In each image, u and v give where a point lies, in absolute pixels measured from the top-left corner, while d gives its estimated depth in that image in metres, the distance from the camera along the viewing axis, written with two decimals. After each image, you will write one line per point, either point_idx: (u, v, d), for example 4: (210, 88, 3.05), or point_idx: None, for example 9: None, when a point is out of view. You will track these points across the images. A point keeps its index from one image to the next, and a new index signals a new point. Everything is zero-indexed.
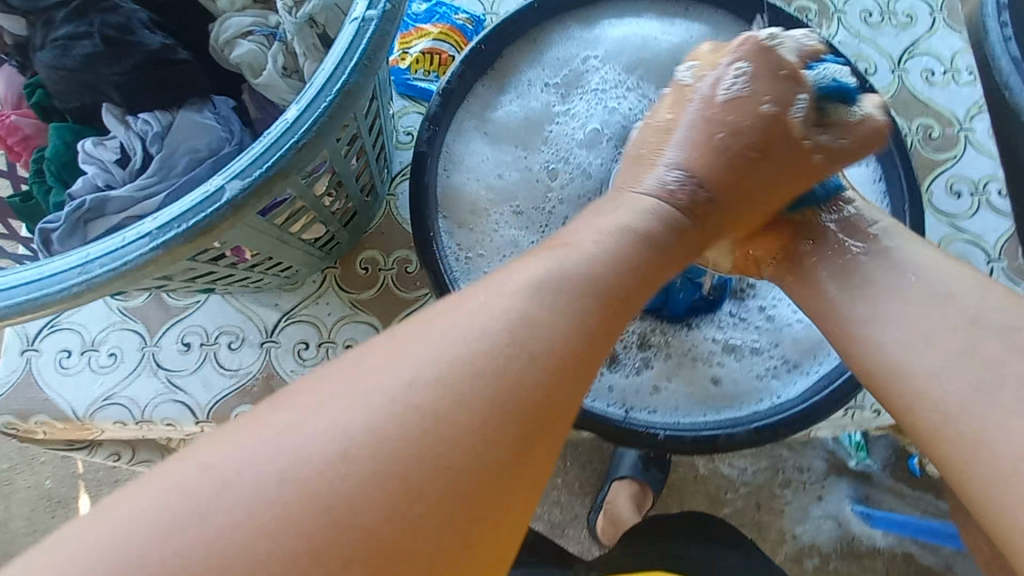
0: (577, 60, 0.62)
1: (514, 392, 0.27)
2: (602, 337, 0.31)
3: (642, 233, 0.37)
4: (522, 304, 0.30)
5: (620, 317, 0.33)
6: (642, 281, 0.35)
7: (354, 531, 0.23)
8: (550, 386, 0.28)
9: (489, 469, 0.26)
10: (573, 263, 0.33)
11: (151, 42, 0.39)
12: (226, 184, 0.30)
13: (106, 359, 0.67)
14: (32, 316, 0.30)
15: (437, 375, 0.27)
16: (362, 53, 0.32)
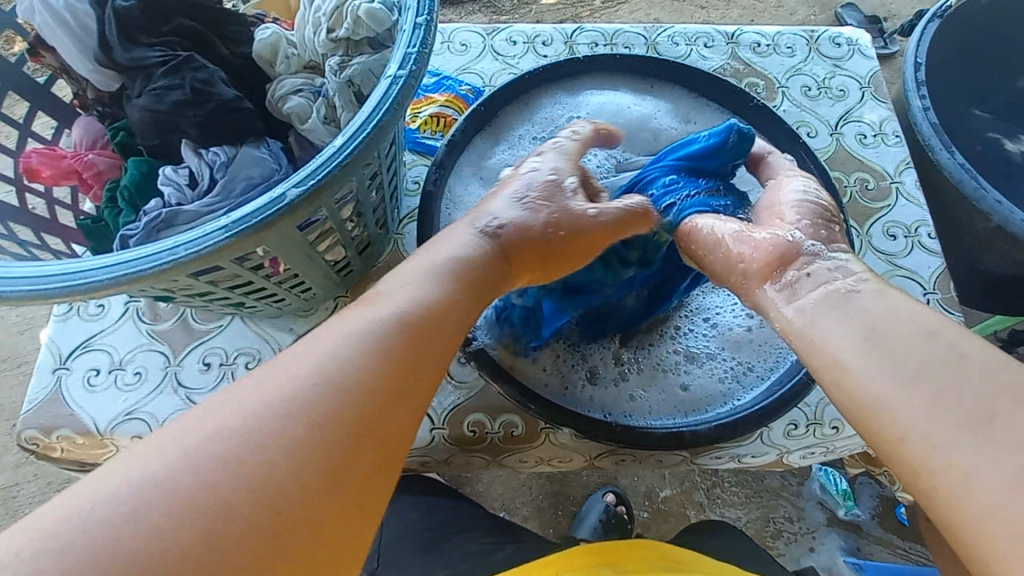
0: (561, 120, 0.74)
1: (321, 425, 0.35)
2: (396, 369, 0.39)
3: (458, 272, 0.48)
4: (330, 360, 0.38)
5: (428, 349, 0.42)
6: (443, 318, 0.45)
7: (335, 495, 0.34)
8: (368, 408, 0.37)
9: (363, 439, 0.36)
10: (376, 313, 0.42)
11: (226, 93, 0.48)
12: (288, 190, 0.39)
13: (131, 377, 0.73)
14: (123, 288, 0.38)
15: (281, 418, 0.34)
16: (394, 100, 0.43)
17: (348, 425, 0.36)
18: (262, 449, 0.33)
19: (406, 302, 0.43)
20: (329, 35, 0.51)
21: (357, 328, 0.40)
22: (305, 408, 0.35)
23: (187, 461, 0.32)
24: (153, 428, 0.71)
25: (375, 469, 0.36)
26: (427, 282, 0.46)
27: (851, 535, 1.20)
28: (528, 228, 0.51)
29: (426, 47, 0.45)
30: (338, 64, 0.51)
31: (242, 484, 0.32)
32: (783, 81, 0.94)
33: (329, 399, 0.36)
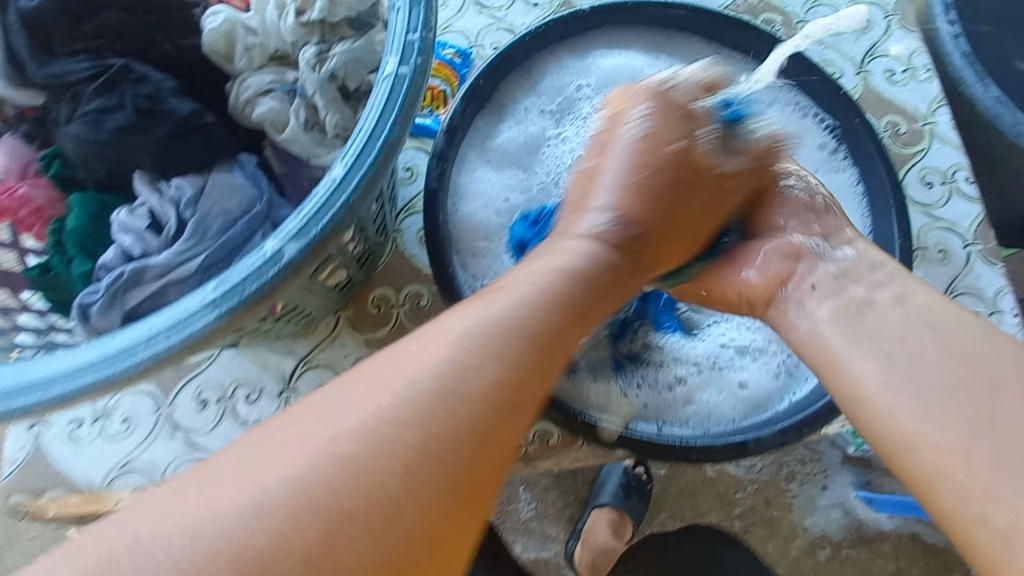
0: (570, 88, 0.65)
1: (453, 439, 0.28)
2: (545, 359, 0.32)
3: (597, 269, 0.38)
4: (455, 352, 0.30)
5: (572, 340, 0.34)
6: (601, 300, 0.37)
7: (446, 531, 0.26)
8: (486, 416, 0.29)
9: (477, 459, 0.28)
10: (505, 310, 0.33)
11: (181, 110, 0.39)
12: (285, 245, 0.31)
13: (120, 425, 0.65)
14: (101, 393, 0.30)
15: (395, 406, 0.28)
16: (400, 107, 0.34)
17: (480, 438, 0.28)
18: (374, 463, 0.26)
19: (538, 292, 0.35)
20: (299, 17, 0.41)
21: (487, 322, 0.32)
22: (403, 415, 0.27)
23: (298, 467, 0.25)
24: (154, 480, 0.64)
25: (495, 472, 0.29)
26: (553, 272, 0.36)
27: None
28: (651, 203, 0.42)
29: (429, 31, 0.36)
30: (316, 56, 0.41)
31: (351, 508, 0.25)
32: (802, 15, 0.85)
33: (436, 400, 0.28)
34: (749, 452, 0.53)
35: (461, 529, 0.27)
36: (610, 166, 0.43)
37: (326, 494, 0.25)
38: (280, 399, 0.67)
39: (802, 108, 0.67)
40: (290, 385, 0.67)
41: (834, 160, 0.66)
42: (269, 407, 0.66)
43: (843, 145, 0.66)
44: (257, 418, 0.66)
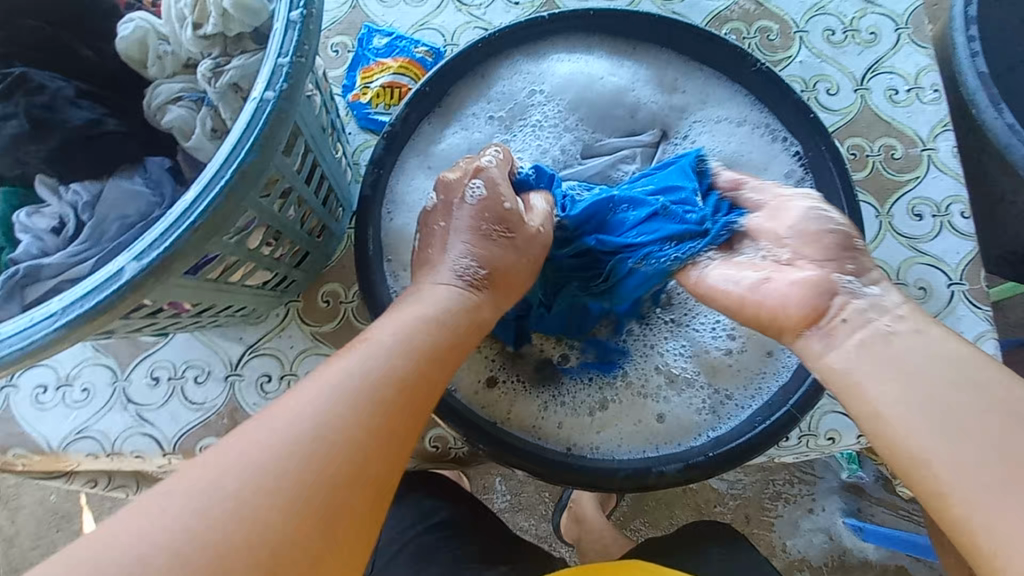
0: (522, 95, 0.63)
1: (325, 462, 0.35)
2: (400, 400, 0.40)
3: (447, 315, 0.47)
4: (344, 386, 0.38)
5: (413, 410, 0.40)
6: (451, 347, 0.46)
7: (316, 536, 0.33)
8: (366, 436, 0.37)
9: (348, 462, 0.36)
10: (390, 338, 0.43)
11: (74, 119, 0.41)
12: (127, 264, 0.32)
13: (80, 394, 0.70)
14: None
15: (283, 440, 0.35)
16: (259, 133, 0.34)
17: (342, 463, 0.35)
18: (269, 490, 0.33)
19: (386, 350, 0.42)
20: (197, 31, 0.41)
21: (343, 378, 0.39)
22: (290, 448, 0.35)
23: (220, 479, 0.33)
24: (105, 447, 0.68)
25: (377, 478, 0.37)
26: (406, 327, 0.44)
27: (853, 496, 1.15)
28: (498, 260, 0.51)
29: (302, 57, 0.35)
30: (213, 70, 0.42)
31: (248, 516, 0.32)
32: (802, 24, 0.79)
33: (329, 429, 0.36)
34: (651, 486, 0.52)
35: (353, 537, 0.35)
36: (453, 245, 0.52)
37: (246, 504, 0.32)
38: (226, 383, 0.70)
39: (771, 130, 0.62)
40: (237, 371, 0.70)
41: (798, 189, 0.60)
42: (215, 389, 0.70)
43: (808, 174, 0.60)
44: (205, 399, 0.69)
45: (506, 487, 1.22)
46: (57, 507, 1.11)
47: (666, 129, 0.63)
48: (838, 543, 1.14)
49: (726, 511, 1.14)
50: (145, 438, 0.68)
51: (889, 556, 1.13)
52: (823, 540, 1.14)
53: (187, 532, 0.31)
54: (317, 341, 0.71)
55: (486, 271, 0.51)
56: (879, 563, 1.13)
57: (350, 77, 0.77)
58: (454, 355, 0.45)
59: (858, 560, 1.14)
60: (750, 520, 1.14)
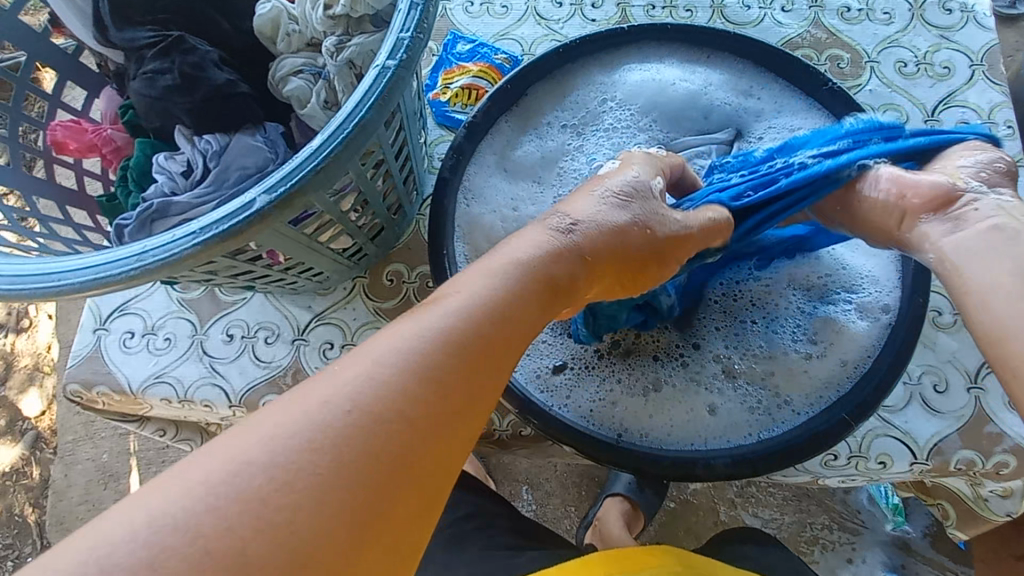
0: (595, 100, 0.67)
1: (393, 424, 0.28)
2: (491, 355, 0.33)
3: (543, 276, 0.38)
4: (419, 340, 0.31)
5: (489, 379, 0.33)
6: (535, 314, 0.37)
7: (393, 488, 0.27)
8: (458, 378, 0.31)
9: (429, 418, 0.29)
10: (483, 292, 0.35)
11: (217, 78, 0.47)
12: (258, 196, 0.37)
13: (162, 342, 0.76)
14: (39, 301, 0.38)
15: (358, 395, 0.28)
16: (379, 94, 0.39)
17: (427, 408, 0.29)
18: (344, 436, 0.27)
19: (477, 295, 0.35)
20: (326, 11, 0.47)
21: (451, 311, 0.33)
22: (381, 386, 0.29)
23: (286, 429, 0.27)
24: (177, 393, 0.74)
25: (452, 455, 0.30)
26: (509, 267, 0.38)
27: (897, 551, 1.07)
28: (617, 239, 0.43)
29: (421, 32, 0.40)
30: (335, 45, 0.47)
31: (323, 461, 0.26)
32: (874, 54, 0.80)
33: (418, 372, 0.30)
34: (696, 477, 0.53)
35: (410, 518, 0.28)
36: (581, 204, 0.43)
37: (321, 452, 0.27)
38: (292, 346, 0.75)
39: None
40: (303, 336, 0.75)
41: None
42: (281, 351, 0.74)
43: None
44: (271, 359, 0.74)
45: (533, 496, 1.21)
46: (109, 465, 1.18)
47: (741, 129, 0.65)
48: None
49: None
50: (214, 389, 0.74)
51: None
52: None
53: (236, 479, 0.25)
54: (378, 316, 0.76)
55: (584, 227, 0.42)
56: None
57: (433, 77, 0.83)
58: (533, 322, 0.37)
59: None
60: None
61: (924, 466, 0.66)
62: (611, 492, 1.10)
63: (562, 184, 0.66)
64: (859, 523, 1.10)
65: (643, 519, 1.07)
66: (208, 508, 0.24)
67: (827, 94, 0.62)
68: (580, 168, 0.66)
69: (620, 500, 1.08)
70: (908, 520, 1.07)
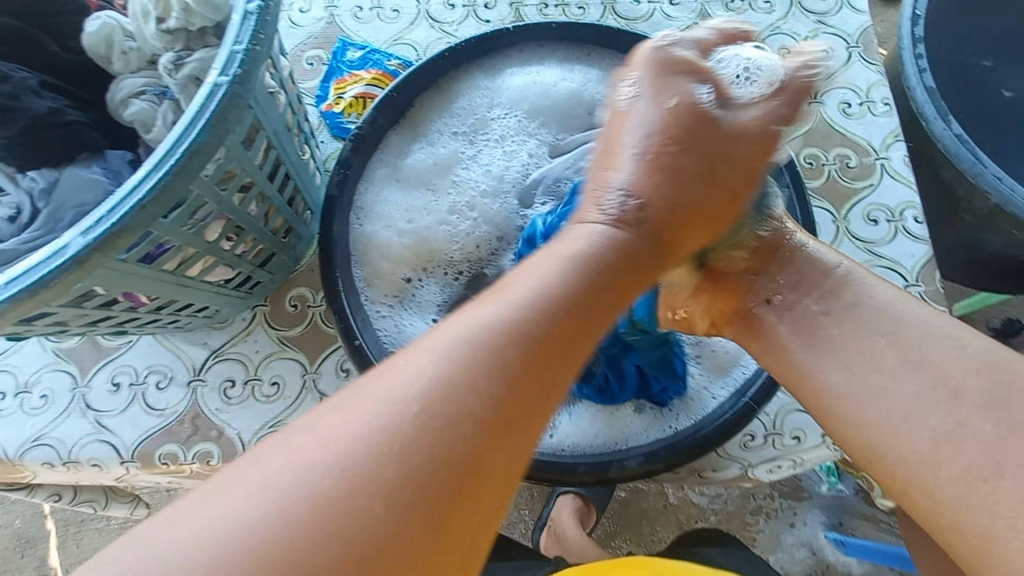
0: (482, 108, 0.65)
1: (426, 482, 0.25)
2: (527, 385, 0.29)
3: (586, 258, 0.36)
4: (437, 370, 0.28)
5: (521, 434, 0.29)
6: (578, 316, 0.33)
7: (436, 532, 0.25)
8: (482, 404, 0.28)
9: (477, 464, 0.27)
10: (527, 299, 0.32)
11: (37, 107, 0.42)
12: (75, 238, 0.33)
13: (38, 401, 0.68)
14: None
15: (376, 445, 0.25)
16: (212, 115, 0.35)
17: (483, 422, 0.27)
18: (359, 477, 0.25)
19: (542, 292, 0.33)
20: (159, 25, 0.42)
21: (460, 337, 0.29)
22: (421, 418, 0.26)
23: (304, 467, 0.25)
24: (61, 455, 0.67)
25: (491, 506, 0.27)
26: (574, 263, 0.35)
27: (835, 510, 1.13)
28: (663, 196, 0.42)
29: (257, 45, 0.37)
30: (173, 62, 0.43)
31: (377, 506, 0.24)
32: (759, 42, 0.83)
33: (445, 403, 0.27)
34: (611, 478, 0.53)
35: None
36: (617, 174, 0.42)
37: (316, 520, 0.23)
38: (189, 388, 0.69)
39: None
40: (200, 376, 0.69)
41: None
42: (177, 395, 0.69)
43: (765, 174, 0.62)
44: (167, 405, 0.68)
45: None
46: (17, 534, 1.06)
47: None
48: (822, 558, 1.11)
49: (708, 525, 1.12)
50: (104, 445, 0.67)
51: (872, 570, 1.11)
52: (806, 555, 1.12)
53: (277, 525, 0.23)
54: (284, 345, 0.71)
55: (641, 205, 0.41)
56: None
57: (324, 88, 0.79)
58: (583, 334, 0.33)
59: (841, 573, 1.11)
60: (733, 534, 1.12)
61: (835, 437, 0.68)
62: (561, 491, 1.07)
63: (459, 196, 0.63)
64: (798, 489, 1.14)
65: (595, 513, 1.07)
66: None
67: None
68: (475, 177, 0.64)
69: (572, 496, 1.06)
70: (841, 480, 1.13)
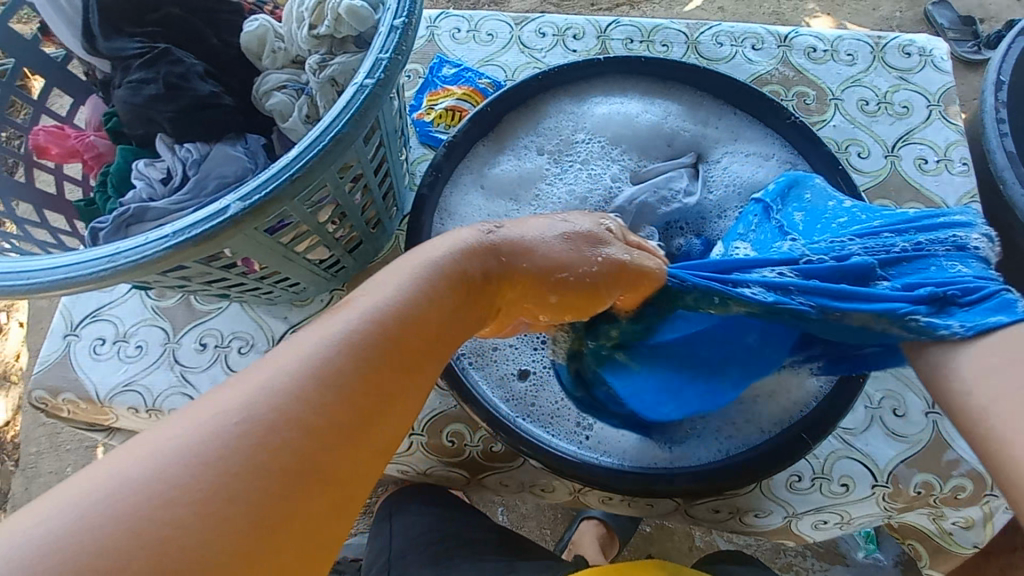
0: (567, 130, 0.69)
1: (289, 443, 0.29)
2: (381, 381, 0.33)
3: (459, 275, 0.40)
4: (318, 358, 0.32)
5: (377, 415, 0.33)
6: (438, 326, 0.38)
7: (298, 484, 0.28)
8: (362, 390, 0.32)
9: (339, 441, 0.30)
10: (386, 310, 0.36)
11: (199, 89, 0.49)
12: (233, 203, 0.38)
13: (133, 350, 0.75)
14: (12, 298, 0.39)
15: (248, 414, 0.29)
16: (355, 111, 0.41)
17: (344, 414, 0.31)
18: (257, 431, 0.29)
19: (382, 307, 0.35)
20: (311, 31, 0.49)
21: (347, 326, 0.34)
22: (276, 405, 0.29)
23: (220, 414, 0.29)
24: (146, 402, 0.73)
25: (360, 480, 0.31)
26: (441, 275, 0.40)
27: None
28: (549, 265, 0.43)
29: (399, 54, 0.42)
30: (318, 63, 0.49)
31: (246, 456, 0.28)
32: (837, 92, 0.85)
33: (315, 379, 0.31)
34: (658, 492, 0.55)
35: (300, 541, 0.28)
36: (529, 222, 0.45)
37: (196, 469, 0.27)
38: (266, 356, 0.75)
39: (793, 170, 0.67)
40: (277, 347, 0.75)
41: None
42: (254, 361, 0.74)
43: None
44: (244, 369, 0.74)
45: (509, 518, 1.19)
46: (73, 478, 1.14)
47: (703, 152, 0.69)
48: None
49: None
50: (184, 398, 0.73)
51: None
52: None
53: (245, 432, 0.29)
54: None
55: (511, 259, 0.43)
56: None
57: (418, 98, 0.85)
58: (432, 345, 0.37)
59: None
60: None
61: (884, 489, 0.67)
62: (587, 515, 1.08)
63: (537, 210, 0.67)
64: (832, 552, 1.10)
65: (617, 543, 1.07)
66: (189, 505, 0.26)
67: (774, 123, 0.68)
68: (556, 193, 0.67)
69: (596, 523, 1.07)
70: None
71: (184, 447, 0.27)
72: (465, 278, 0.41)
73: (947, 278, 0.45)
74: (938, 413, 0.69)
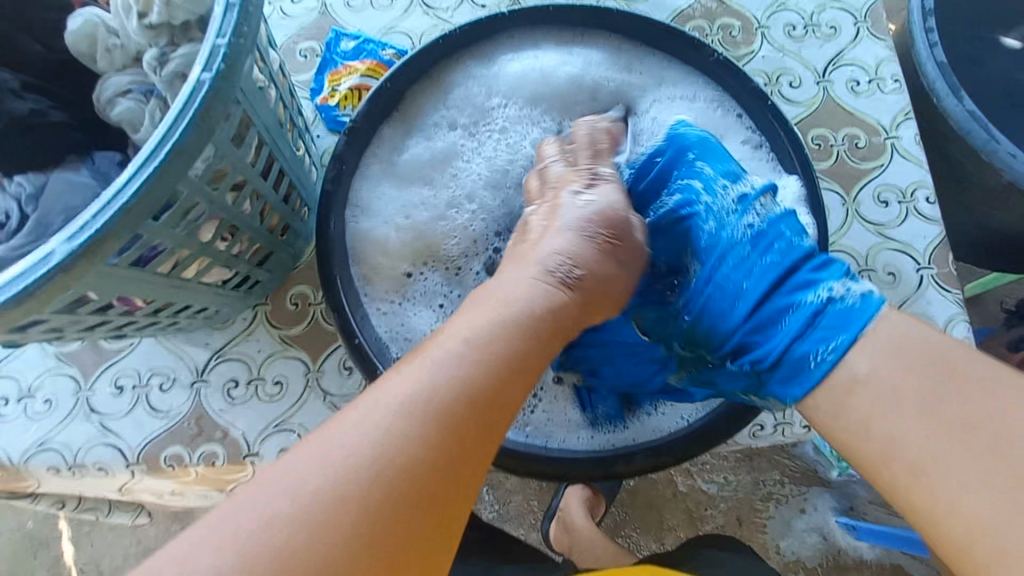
0: (479, 98, 0.63)
1: (362, 502, 0.30)
2: (469, 432, 0.34)
3: (552, 296, 0.43)
4: (380, 426, 0.32)
5: (460, 470, 0.33)
6: (536, 349, 0.39)
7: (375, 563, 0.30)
8: (422, 453, 0.32)
9: (415, 497, 0.31)
10: (460, 349, 0.36)
11: (19, 109, 0.42)
12: (58, 245, 0.32)
13: (42, 406, 0.68)
14: None
15: (320, 486, 0.30)
16: (195, 113, 0.34)
17: (420, 471, 0.32)
18: (316, 513, 0.29)
19: (464, 364, 0.35)
20: (142, 20, 0.41)
21: (438, 375, 0.35)
22: (378, 455, 0.32)
23: (289, 506, 0.30)
24: (67, 460, 0.66)
25: (443, 530, 0.32)
26: (523, 305, 0.40)
27: (846, 494, 1.11)
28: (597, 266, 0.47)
29: (240, 37, 0.36)
30: (158, 58, 0.41)
31: (317, 521, 0.29)
32: (764, 19, 0.80)
33: (407, 438, 0.32)
34: (618, 473, 0.52)
35: None
36: (546, 244, 0.47)
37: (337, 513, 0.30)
38: (192, 390, 0.69)
39: (723, 106, 0.63)
40: (203, 377, 0.69)
41: (759, 158, 0.62)
42: (179, 397, 0.68)
43: (765, 143, 0.62)
44: (170, 407, 0.68)
45: (494, 496, 1.16)
46: (35, 531, 1.06)
47: (630, 104, 0.64)
48: (833, 543, 1.10)
49: (718, 514, 1.11)
50: (109, 449, 0.67)
51: (884, 554, 1.10)
52: (817, 541, 1.10)
53: (244, 549, 0.28)
54: (286, 344, 0.70)
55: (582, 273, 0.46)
56: (874, 561, 1.09)
57: (318, 80, 0.77)
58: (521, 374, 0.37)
59: (853, 559, 1.10)
60: (742, 522, 1.10)
61: None
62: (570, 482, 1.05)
63: (457, 191, 0.61)
64: (808, 477, 1.12)
65: (605, 503, 1.04)
66: None
67: (698, 60, 0.63)
68: (475, 169, 0.62)
69: (581, 487, 1.05)
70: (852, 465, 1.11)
71: (261, 518, 0.29)
72: (553, 294, 0.43)
73: (796, 316, 0.47)
74: (929, 269, 0.71)
